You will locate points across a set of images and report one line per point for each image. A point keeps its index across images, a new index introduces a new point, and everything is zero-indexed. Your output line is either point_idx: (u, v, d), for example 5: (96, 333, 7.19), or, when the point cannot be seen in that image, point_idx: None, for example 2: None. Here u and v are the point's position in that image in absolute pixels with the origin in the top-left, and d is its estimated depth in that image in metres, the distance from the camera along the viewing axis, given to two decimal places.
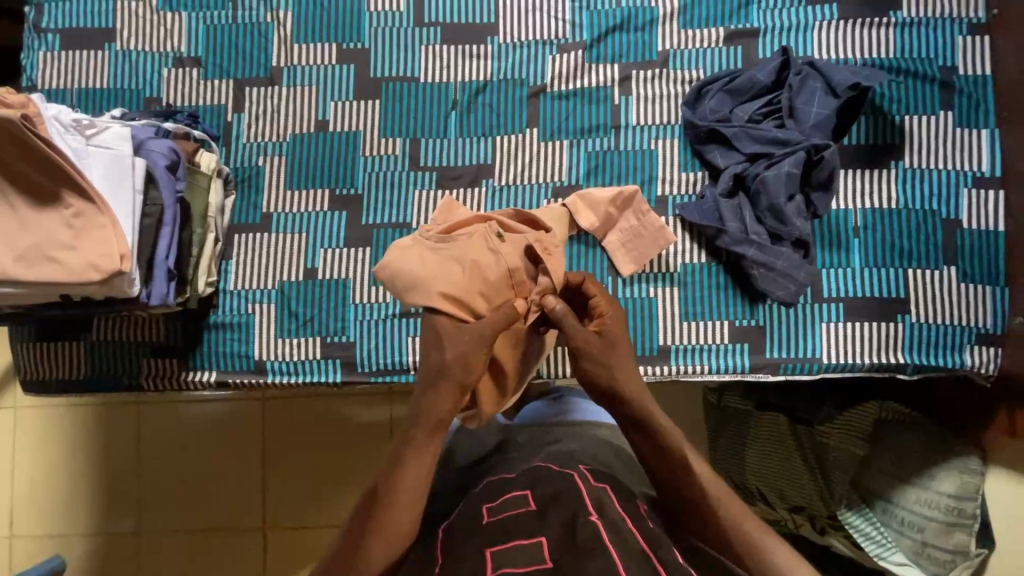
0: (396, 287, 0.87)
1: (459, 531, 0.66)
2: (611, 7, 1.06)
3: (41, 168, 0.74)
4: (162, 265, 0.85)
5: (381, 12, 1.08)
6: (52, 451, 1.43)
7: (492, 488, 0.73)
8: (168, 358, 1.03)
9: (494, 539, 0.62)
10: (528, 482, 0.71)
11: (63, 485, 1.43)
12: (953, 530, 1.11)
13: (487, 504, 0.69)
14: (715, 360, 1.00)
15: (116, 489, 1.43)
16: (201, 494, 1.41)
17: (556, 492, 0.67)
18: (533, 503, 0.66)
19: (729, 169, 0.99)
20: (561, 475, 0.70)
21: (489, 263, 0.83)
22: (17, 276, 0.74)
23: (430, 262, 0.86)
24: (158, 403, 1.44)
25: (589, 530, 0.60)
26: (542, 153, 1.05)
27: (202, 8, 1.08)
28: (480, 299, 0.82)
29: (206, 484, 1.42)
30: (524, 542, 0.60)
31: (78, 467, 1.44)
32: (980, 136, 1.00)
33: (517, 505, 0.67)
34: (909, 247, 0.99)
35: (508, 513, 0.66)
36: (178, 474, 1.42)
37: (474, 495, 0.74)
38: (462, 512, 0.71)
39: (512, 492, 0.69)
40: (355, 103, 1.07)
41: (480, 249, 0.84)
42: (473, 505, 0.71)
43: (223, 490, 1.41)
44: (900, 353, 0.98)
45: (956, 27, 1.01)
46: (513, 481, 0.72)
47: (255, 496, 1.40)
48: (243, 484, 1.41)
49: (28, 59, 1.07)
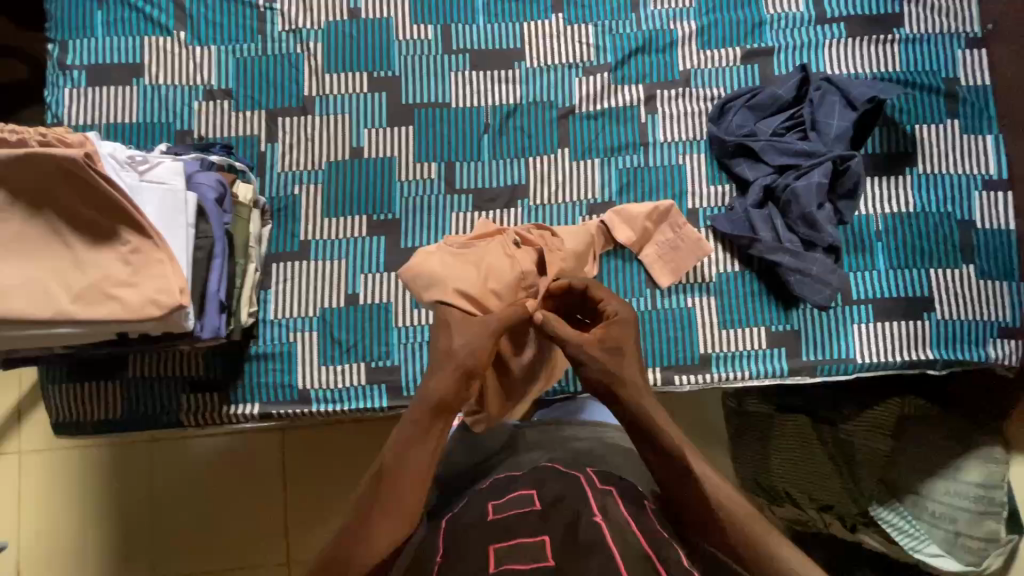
0: (415, 285, 0.89)
1: (462, 529, 0.65)
2: (632, 30, 1.10)
3: (95, 205, 0.74)
4: (214, 299, 0.86)
5: (410, 40, 1.10)
6: (46, 502, 1.27)
7: (496, 487, 0.73)
8: (208, 394, 1.01)
9: (496, 536, 0.61)
10: (532, 483, 0.70)
11: (59, 541, 1.26)
12: (983, 518, 1.12)
13: (491, 502, 0.69)
14: (755, 365, 1.03)
15: (115, 541, 1.27)
16: (219, 536, 1.28)
17: (559, 493, 0.67)
18: (538, 502, 0.65)
19: (758, 181, 1.04)
20: (564, 477, 0.71)
21: (504, 266, 0.88)
22: (75, 316, 0.73)
23: (450, 263, 0.89)
24: (173, 437, 1.30)
25: (591, 531, 0.59)
26: (573, 171, 1.08)
27: (231, 42, 1.09)
28: (493, 297, 0.86)
29: (217, 528, 1.28)
30: (528, 539, 0.59)
31: (76, 519, 1.27)
32: (985, 142, 1.06)
33: (522, 504, 0.66)
34: (931, 249, 1.05)
35: (511, 512, 0.65)
36: (185, 519, 1.28)
37: (477, 492, 0.74)
38: (463, 509, 0.71)
39: (516, 492, 0.69)
40: (388, 129, 1.08)
41: (497, 254, 0.90)
42: (474, 504, 0.70)
43: (235, 535, 1.28)
44: (929, 349, 1.02)
45: (955, 41, 1.08)
46: (516, 480, 0.73)
47: (272, 537, 1.28)
48: (257, 526, 1.28)
49: (52, 96, 1.06)
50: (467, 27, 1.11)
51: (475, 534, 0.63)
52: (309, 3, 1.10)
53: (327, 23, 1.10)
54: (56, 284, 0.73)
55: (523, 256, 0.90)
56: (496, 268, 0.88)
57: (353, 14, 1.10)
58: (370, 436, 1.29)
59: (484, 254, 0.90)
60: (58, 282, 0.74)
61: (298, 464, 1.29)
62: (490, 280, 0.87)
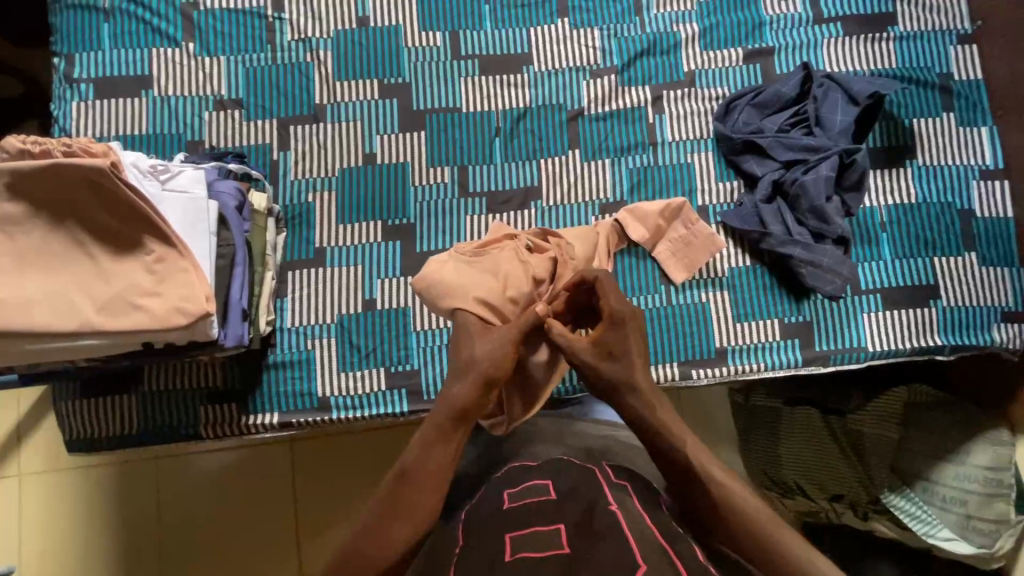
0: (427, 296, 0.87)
1: (486, 521, 0.65)
2: (637, 33, 1.13)
3: (119, 214, 0.74)
4: (236, 307, 0.86)
5: (420, 47, 1.12)
6: (55, 526, 1.22)
7: (512, 474, 0.73)
8: (226, 404, 1.00)
9: (512, 526, 0.62)
10: (549, 473, 0.70)
11: (67, 567, 1.21)
12: (993, 500, 1.10)
13: (507, 490, 0.69)
14: (770, 357, 1.04)
15: (119, 566, 1.22)
16: (229, 555, 1.23)
17: (575, 483, 0.67)
18: (553, 493, 0.66)
19: (766, 176, 1.06)
20: (582, 470, 0.70)
21: (519, 273, 0.87)
22: (100, 327, 0.72)
23: (465, 271, 0.87)
24: (176, 454, 1.25)
25: (606, 520, 0.59)
26: (585, 172, 1.10)
27: (241, 52, 1.09)
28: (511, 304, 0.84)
29: (223, 547, 1.24)
30: (543, 529, 0.60)
31: (84, 544, 1.22)
32: (981, 133, 1.10)
33: (537, 493, 0.66)
34: (934, 238, 1.08)
35: (526, 501, 0.65)
36: (190, 539, 1.24)
37: (493, 481, 0.74)
38: (479, 498, 0.71)
39: (532, 480, 0.69)
40: (400, 135, 1.09)
41: (512, 261, 0.88)
42: (491, 493, 0.70)
43: (242, 552, 1.24)
44: (938, 336, 1.05)
45: (947, 38, 1.12)
46: (532, 469, 0.72)
47: (280, 554, 1.23)
48: (265, 542, 1.24)
49: (60, 109, 1.05)
50: (476, 33, 1.12)
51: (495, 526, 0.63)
52: (318, 12, 1.11)
53: (337, 32, 1.11)
54: (79, 294, 0.73)
55: (536, 263, 0.89)
56: (513, 276, 0.86)
57: (362, 22, 1.11)
58: (384, 444, 1.27)
59: (498, 261, 0.88)
60: (82, 292, 0.73)
61: (311, 476, 1.26)
62: (508, 288, 0.85)
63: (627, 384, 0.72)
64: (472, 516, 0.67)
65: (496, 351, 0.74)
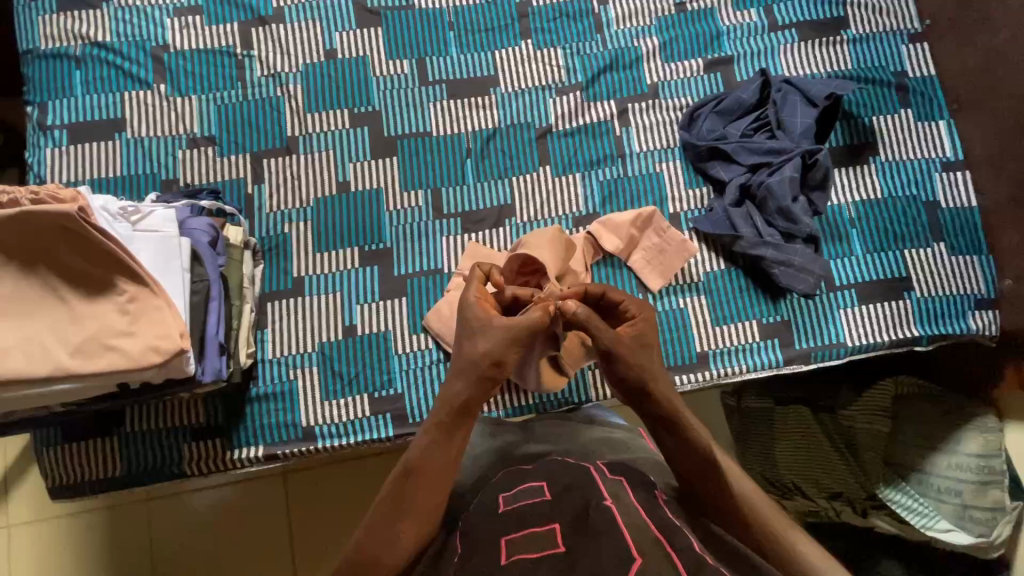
0: None
1: (466, 536, 0.64)
2: (599, 50, 1.16)
3: (89, 257, 0.75)
4: (213, 341, 0.88)
5: (386, 76, 1.14)
6: None
7: (507, 479, 0.72)
8: (211, 439, 0.99)
9: (508, 528, 0.61)
10: (544, 475, 0.70)
11: None
12: (987, 488, 1.07)
13: (501, 494, 0.68)
14: (753, 357, 1.05)
15: None
16: None
17: (570, 481, 0.66)
18: (547, 492, 0.65)
19: (733, 181, 1.09)
20: (576, 468, 0.69)
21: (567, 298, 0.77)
22: (73, 369, 0.72)
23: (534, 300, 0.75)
24: (172, 491, 1.24)
25: (603, 513, 0.59)
26: (557, 186, 1.11)
27: (212, 90, 1.11)
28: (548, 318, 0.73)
29: None
30: (538, 529, 0.59)
31: None
32: (939, 127, 1.13)
33: (531, 495, 0.65)
34: (901, 230, 1.10)
35: (522, 502, 0.64)
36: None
37: (490, 487, 0.73)
38: (474, 505, 0.70)
39: (527, 483, 0.69)
40: (372, 162, 1.11)
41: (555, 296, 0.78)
42: (486, 498, 0.70)
43: None
44: (914, 327, 1.06)
45: (900, 38, 1.17)
46: (529, 474, 0.71)
47: None
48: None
49: (34, 156, 1.06)
50: (441, 59, 1.15)
51: (492, 530, 0.62)
52: (286, 48, 1.13)
53: (304, 65, 1.13)
54: (52, 339, 0.73)
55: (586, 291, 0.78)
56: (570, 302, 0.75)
57: (329, 54, 1.14)
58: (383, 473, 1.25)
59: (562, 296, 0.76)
60: (55, 336, 0.73)
61: (308, 510, 1.24)
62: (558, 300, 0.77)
63: (620, 382, 0.74)
64: (469, 523, 0.66)
65: (494, 340, 0.73)
